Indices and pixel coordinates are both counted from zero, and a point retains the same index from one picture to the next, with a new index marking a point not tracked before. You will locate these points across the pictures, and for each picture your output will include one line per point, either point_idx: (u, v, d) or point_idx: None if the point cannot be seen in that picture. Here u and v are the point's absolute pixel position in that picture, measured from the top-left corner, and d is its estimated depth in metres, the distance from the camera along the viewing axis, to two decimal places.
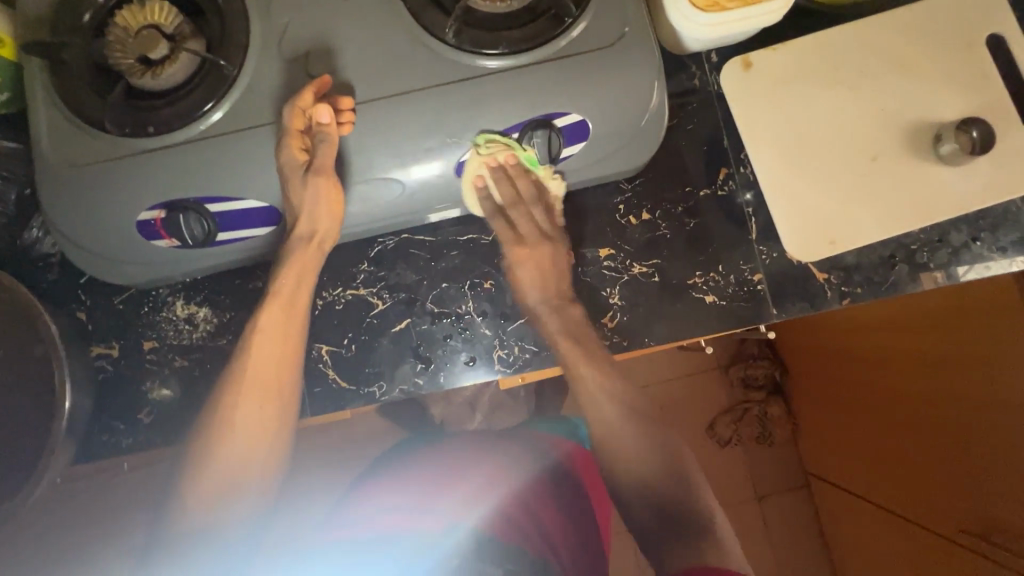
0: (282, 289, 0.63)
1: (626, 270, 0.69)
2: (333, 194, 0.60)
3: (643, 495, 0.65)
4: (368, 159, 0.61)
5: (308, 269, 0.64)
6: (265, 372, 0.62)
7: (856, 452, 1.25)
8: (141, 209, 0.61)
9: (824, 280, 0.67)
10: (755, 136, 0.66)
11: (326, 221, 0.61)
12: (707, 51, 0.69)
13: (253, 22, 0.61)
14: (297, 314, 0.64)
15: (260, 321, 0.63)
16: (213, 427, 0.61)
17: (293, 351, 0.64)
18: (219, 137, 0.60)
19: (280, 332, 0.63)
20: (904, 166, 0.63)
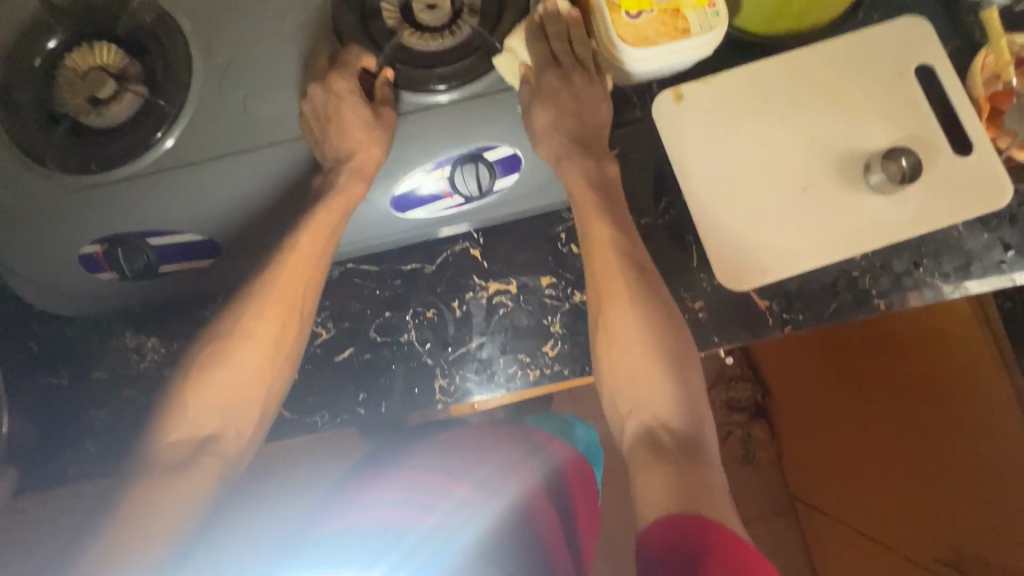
0: (268, 288, 0.60)
1: (567, 299, 0.71)
2: (304, 228, 0.61)
3: (648, 441, 0.56)
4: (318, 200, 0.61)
5: (289, 285, 0.61)
6: (253, 368, 0.59)
7: (833, 475, 1.23)
8: (83, 243, 0.63)
9: (765, 307, 0.68)
10: (688, 167, 0.64)
11: (306, 244, 0.61)
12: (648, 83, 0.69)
13: (196, 62, 0.63)
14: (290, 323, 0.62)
15: (250, 320, 0.60)
16: (190, 425, 0.57)
17: (280, 360, 0.61)
18: (159, 171, 0.62)
19: (272, 338, 0.60)
20: (834, 196, 0.62)
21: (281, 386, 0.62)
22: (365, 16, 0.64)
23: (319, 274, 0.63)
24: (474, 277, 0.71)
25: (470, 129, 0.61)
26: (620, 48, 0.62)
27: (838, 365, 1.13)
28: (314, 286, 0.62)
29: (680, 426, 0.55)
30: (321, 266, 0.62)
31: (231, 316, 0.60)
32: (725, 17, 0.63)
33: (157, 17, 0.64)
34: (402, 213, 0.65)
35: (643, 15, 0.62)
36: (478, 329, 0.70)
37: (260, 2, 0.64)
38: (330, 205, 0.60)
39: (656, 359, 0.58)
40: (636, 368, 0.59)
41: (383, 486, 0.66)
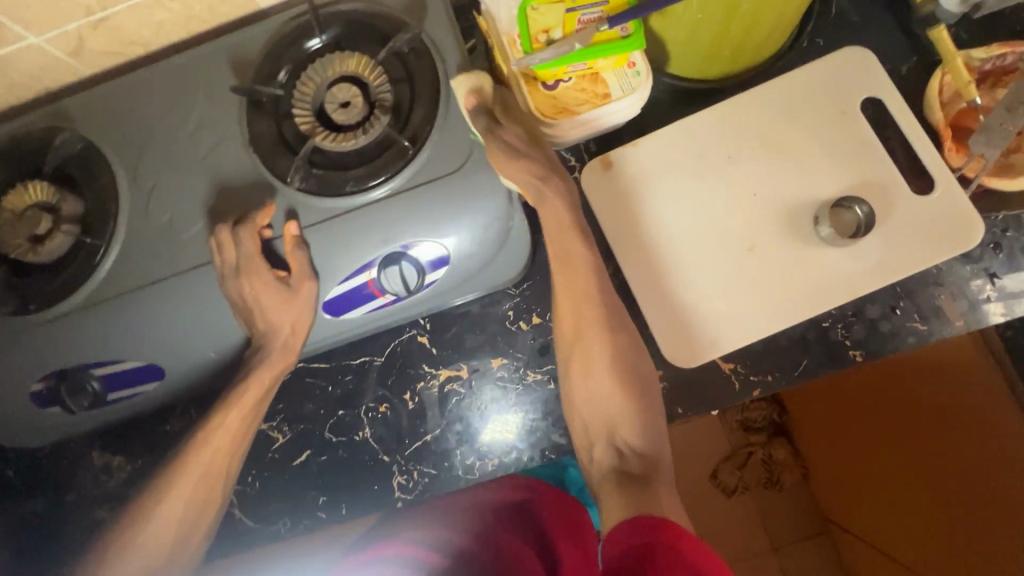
0: (208, 434, 0.59)
1: (520, 380, 0.68)
2: (243, 381, 0.59)
3: (607, 448, 0.58)
4: (267, 324, 0.59)
5: (211, 463, 0.58)
6: (165, 552, 0.56)
7: (881, 510, 1.07)
8: (31, 381, 0.63)
9: (729, 370, 0.64)
10: (624, 240, 0.60)
11: (235, 418, 0.60)
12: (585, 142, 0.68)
13: (123, 190, 0.64)
14: (211, 482, 0.59)
15: (165, 499, 0.57)
16: None
17: (206, 523, 0.59)
18: (96, 304, 0.63)
19: (191, 501, 0.58)
20: (786, 254, 0.58)
21: (197, 552, 0.59)
22: (280, 125, 0.63)
23: (258, 415, 0.61)
24: (423, 366, 0.69)
25: (391, 229, 0.60)
26: (540, 121, 0.62)
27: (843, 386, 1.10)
28: (244, 435, 0.60)
29: (644, 451, 0.56)
30: (249, 433, 0.61)
31: (150, 496, 0.58)
32: (645, 74, 0.61)
33: (87, 145, 0.65)
34: (335, 317, 0.63)
35: (560, 85, 0.62)
36: (434, 420, 0.68)
37: (178, 122, 0.64)
38: (273, 322, 0.59)
39: (615, 354, 0.57)
40: (593, 352, 0.58)
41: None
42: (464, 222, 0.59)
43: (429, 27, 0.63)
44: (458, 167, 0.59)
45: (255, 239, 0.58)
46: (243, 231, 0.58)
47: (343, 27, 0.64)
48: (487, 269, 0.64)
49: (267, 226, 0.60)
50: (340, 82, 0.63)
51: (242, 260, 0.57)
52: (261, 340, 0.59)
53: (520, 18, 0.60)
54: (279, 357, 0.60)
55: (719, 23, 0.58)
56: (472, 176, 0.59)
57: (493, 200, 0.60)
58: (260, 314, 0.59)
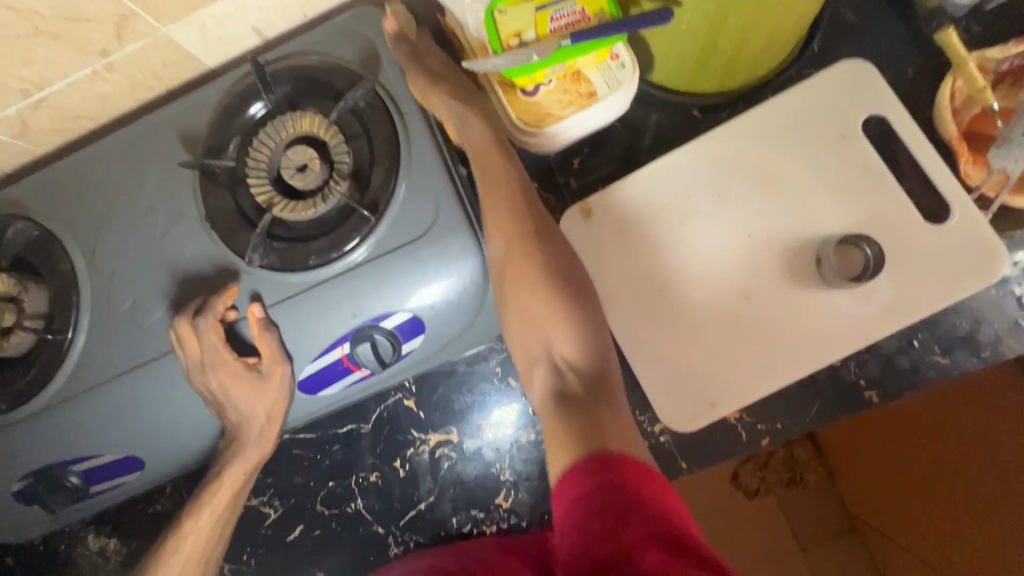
0: (194, 525, 0.59)
1: (513, 441, 0.64)
2: (219, 475, 0.58)
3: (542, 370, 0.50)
4: (240, 414, 0.56)
5: (196, 547, 0.59)
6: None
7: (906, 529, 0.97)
8: (11, 480, 0.61)
9: (735, 419, 0.59)
10: (610, 295, 0.56)
11: (208, 520, 0.59)
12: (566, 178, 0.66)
13: (83, 276, 0.61)
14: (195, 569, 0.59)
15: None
16: None
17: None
18: (66, 399, 0.60)
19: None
20: (787, 300, 0.53)
21: None
22: (238, 196, 0.59)
23: (239, 504, 0.61)
24: (412, 431, 0.66)
25: (361, 302, 0.56)
26: (523, 131, 0.57)
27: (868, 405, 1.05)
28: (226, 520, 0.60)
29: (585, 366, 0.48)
30: (225, 533, 0.61)
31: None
32: (631, 66, 0.56)
33: (43, 231, 0.62)
34: (312, 394, 0.60)
35: (541, 89, 0.57)
36: (427, 488, 0.65)
37: (131, 199, 0.61)
38: (248, 409, 0.56)
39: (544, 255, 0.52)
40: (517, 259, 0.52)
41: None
42: (438, 289, 0.55)
43: (384, 78, 0.59)
44: (426, 230, 0.55)
45: (217, 330, 0.54)
46: (202, 324, 0.54)
47: (294, 83, 0.60)
48: (470, 332, 0.60)
49: (231, 308, 0.56)
50: (295, 144, 0.59)
51: (206, 354, 0.54)
52: (236, 430, 0.57)
53: (486, 23, 0.55)
54: (254, 447, 0.58)
55: (704, 33, 0.52)
56: (441, 240, 0.55)
57: (466, 264, 0.55)
58: (232, 405, 0.56)
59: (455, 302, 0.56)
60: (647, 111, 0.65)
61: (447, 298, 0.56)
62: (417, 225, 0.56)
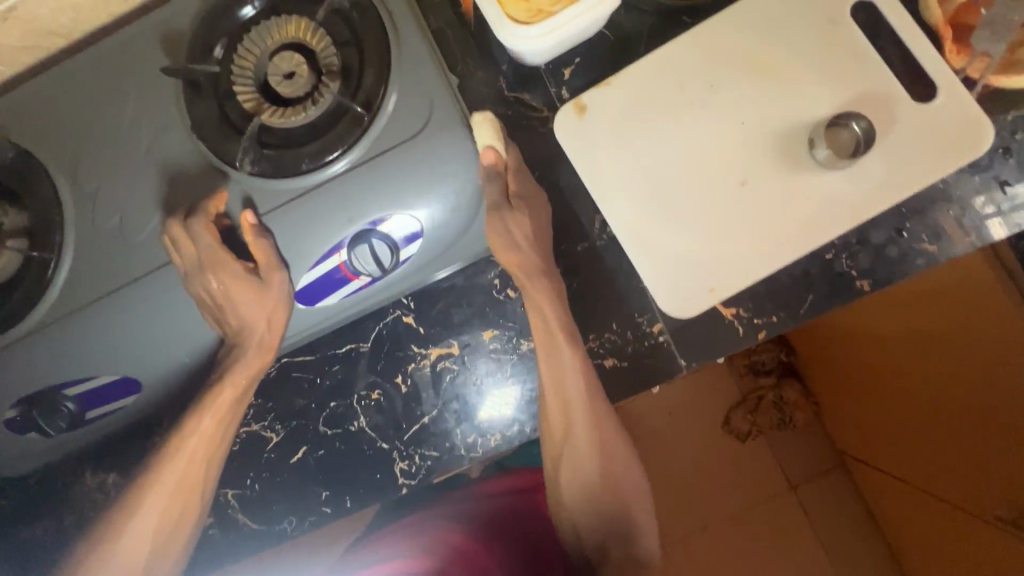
0: (187, 438, 0.58)
1: (515, 349, 0.65)
2: (218, 382, 0.58)
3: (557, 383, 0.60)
4: (241, 320, 0.57)
5: (189, 461, 0.59)
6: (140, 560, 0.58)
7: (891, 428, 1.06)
8: (2, 408, 0.60)
9: (731, 315, 0.61)
10: (607, 190, 0.56)
11: (209, 425, 0.58)
12: (557, 91, 0.67)
13: (66, 196, 0.59)
14: (188, 486, 0.59)
15: (142, 509, 0.58)
16: None
17: (186, 527, 0.59)
18: (54, 322, 0.59)
19: (174, 512, 0.59)
20: (781, 183, 0.54)
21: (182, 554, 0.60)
22: (223, 106, 0.58)
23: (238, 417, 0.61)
24: (413, 346, 0.66)
25: (355, 206, 0.55)
26: (516, 30, 0.56)
27: (826, 352, 1.15)
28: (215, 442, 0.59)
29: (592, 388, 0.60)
30: (226, 441, 0.60)
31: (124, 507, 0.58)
32: None
33: (18, 153, 0.60)
34: (310, 305, 0.59)
35: None
36: (429, 401, 0.66)
37: (111, 114, 0.59)
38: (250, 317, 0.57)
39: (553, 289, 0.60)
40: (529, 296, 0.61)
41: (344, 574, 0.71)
42: (433, 190, 0.55)
43: None
44: (420, 129, 0.55)
45: (210, 231, 0.54)
46: (195, 224, 0.54)
47: None
48: (468, 234, 0.60)
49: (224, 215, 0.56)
50: (281, 50, 0.57)
51: (203, 255, 0.54)
52: (237, 337, 0.58)
53: None
54: (255, 355, 0.58)
55: None
56: (435, 138, 0.55)
57: (459, 162, 0.55)
58: (232, 309, 0.57)
59: (450, 201, 0.56)
60: (637, 18, 0.65)
61: (444, 198, 0.56)
62: (409, 123, 0.55)
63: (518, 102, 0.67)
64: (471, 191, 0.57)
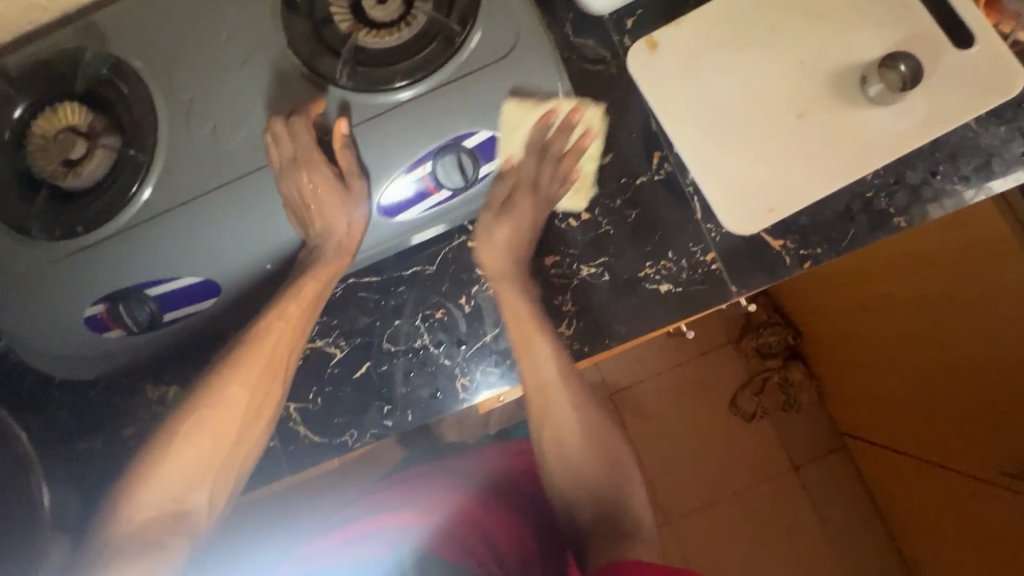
0: (275, 321, 0.62)
1: (575, 274, 0.68)
2: (302, 275, 0.62)
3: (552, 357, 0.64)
4: (323, 221, 0.60)
5: (274, 347, 0.62)
6: (231, 432, 0.59)
7: (898, 392, 1.12)
8: (87, 305, 0.62)
9: (779, 246, 0.66)
10: (676, 118, 0.61)
11: (294, 311, 0.62)
12: (620, 39, 0.70)
13: (159, 106, 0.63)
14: (274, 370, 0.62)
15: (227, 387, 0.60)
16: (164, 494, 0.56)
17: (264, 414, 0.62)
18: (141, 225, 0.61)
19: (258, 395, 0.61)
20: (836, 116, 0.59)
21: (260, 439, 0.62)
22: (318, 27, 0.62)
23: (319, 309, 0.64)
24: (477, 270, 0.70)
25: (443, 122, 0.59)
26: None
27: (838, 322, 1.19)
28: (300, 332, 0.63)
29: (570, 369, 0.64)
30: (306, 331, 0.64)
31: (206, 388, 0.60)
32: None
33: (111, 66, 0.63)
34: (388, 218, 0.63)
35: None
36: (490, 321, 0.69)
37: (208, 32, 0.63)
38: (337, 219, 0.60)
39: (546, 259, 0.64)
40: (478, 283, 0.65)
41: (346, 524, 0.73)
42: (515, 109, 0.59)
43: None
44: (508, 49, 0.59)
45: (308, 129, 0.59)
46: (297, 122, 0.59)
47: None
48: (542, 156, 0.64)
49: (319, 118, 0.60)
50: None
51: (301, 152, 0.59)
52: (317, 240, 0.61)
53: None
54: (333, 259, 0.62)
55: None
56: (520, 61, 0.59)
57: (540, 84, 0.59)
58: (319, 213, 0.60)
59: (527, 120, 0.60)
60: None
61: (522, 117, 0.60)
62: (497, 45, 0.59)
63: (583, 48, 0.71)
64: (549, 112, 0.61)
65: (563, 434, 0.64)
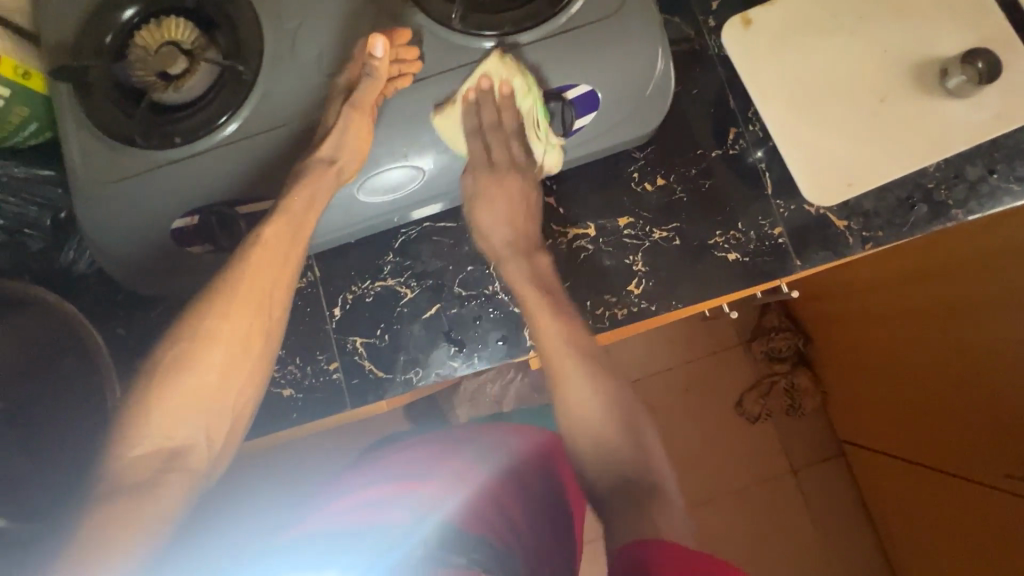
0: (263, 246, 0.58)
1: (647, 236, 0.71)
2: (306, 202, 0.60)
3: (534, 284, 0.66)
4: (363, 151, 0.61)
5: (265, 281, 0.58)
6: (228, 373, 0.55)
7: (916, 393, 1.04)
8: (175, 217, 0.64)
9: (843, 227, 0.68)
10: (764, 95, 0.69)
11: (272, 238, 0.59)
12: (705, 17, 0.71)
13: (264, 29, 0.64)
14: (267, 307, 0.58)
15: (214, 321, 0.55)
16: (152, 436, 0.52)
17: (254, 355, 0.57)
18: (239, 142, 0.63)
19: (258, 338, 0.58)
20: (913, 103, 0.65)
21: (253, 385, 0.58)
22: None
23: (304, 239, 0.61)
24: (553, 224, 0.73)
25: (543, 72, 0.62)
26: None
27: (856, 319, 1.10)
28: (292, 263, 0.60)
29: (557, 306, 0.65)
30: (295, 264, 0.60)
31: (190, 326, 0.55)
32: None
33: None
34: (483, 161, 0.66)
35: None
36: (562, 273, 0.71)
37: None
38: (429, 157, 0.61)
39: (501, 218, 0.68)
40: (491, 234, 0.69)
41: (352, 490, 0.69)
42: (614, 69, 0.62)
43: None
44: (614, 9, 0.62)
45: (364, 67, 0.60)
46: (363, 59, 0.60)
47: None
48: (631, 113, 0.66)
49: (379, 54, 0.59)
50: None
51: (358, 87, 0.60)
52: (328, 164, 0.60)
53: None
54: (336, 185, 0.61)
55: None
56: (622, 21, 0.62)
57: (640, 46, 0.62)
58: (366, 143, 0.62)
59: (624, 79, 0.63)
60: None
61: (619, 75, 0.63)
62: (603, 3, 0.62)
63: (667, 24, 0.72)
64: (645, 73, 0.63)
65: (577, 394, 0.65)
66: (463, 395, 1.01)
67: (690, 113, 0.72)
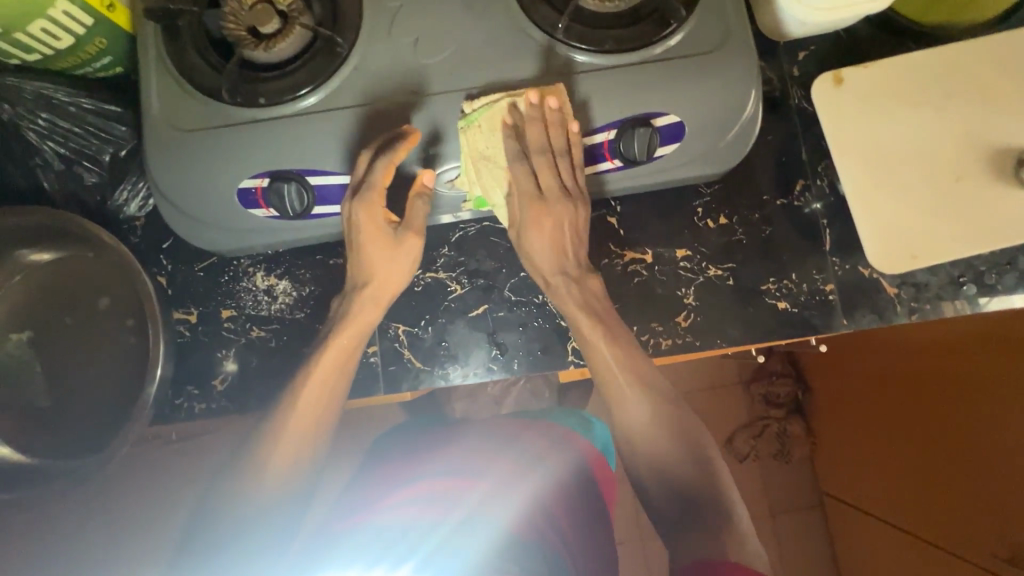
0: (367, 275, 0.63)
1: (701, 272, 0.72)
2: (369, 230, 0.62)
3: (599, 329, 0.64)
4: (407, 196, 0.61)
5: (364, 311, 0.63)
6: (328, 392, 0.61)
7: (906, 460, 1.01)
8: (243, 177, 0.62)
9: (893, 294, 0.70)
10: (844, 155, 0.69)
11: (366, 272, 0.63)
12: (790, 66, 0.72)
13: (364, 6, 0.63)
14: (356, 334, 0.63)
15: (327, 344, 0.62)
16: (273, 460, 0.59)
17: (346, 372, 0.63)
18: (321, 113, 0.62)
19: (344, 351, 0.62)
20: (985, 188, 0.67)
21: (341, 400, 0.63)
22: None
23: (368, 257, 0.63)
24: (611, 245, 0.72)
25: (636, 96, 0.62)
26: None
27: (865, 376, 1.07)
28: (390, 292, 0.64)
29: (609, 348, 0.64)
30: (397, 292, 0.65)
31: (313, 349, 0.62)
32: None
33: None
34: None
35: None
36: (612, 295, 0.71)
37: None
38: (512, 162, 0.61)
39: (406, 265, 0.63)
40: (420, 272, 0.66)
41: (398, 488, 0.69)
42: (705, 106, 0.63)
43: None
44: (715, 46, 0.62)
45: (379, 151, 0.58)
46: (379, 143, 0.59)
47: None
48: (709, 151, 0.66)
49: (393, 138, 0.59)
50: None
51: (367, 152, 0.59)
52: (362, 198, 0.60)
53: None
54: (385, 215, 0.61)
55: None
56: (722, 60, 0.62)
57: (735, 86, 0.63)
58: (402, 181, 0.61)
59: (712, 116, 0.64)
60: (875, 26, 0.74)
61: (709, 112, 0.63)
62: (705, 40, 0.62)
63: None
64: (734, 113, 0.64)
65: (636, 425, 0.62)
66: (462, 390, 0.97)
67: (763, 159, 0.72)
